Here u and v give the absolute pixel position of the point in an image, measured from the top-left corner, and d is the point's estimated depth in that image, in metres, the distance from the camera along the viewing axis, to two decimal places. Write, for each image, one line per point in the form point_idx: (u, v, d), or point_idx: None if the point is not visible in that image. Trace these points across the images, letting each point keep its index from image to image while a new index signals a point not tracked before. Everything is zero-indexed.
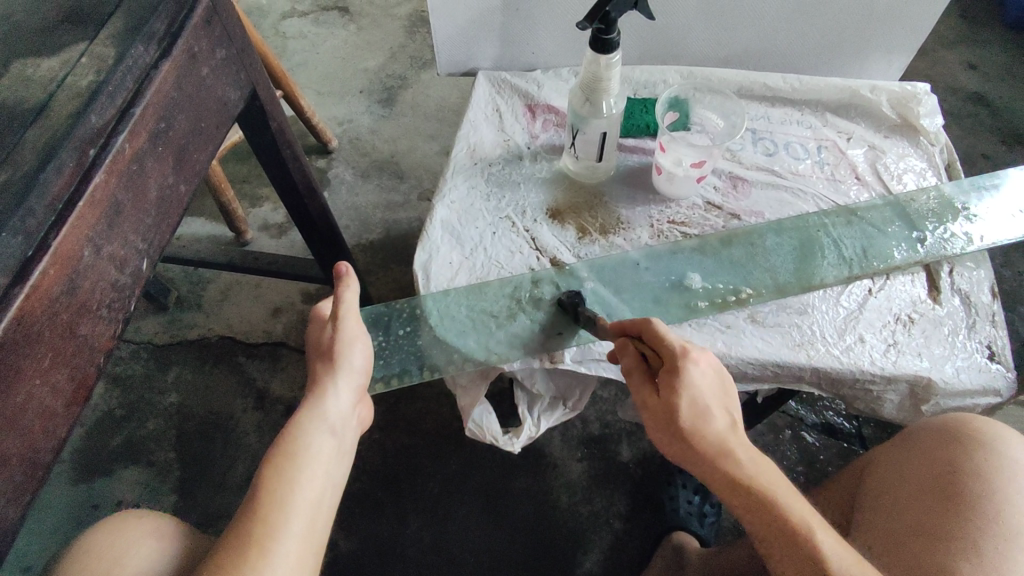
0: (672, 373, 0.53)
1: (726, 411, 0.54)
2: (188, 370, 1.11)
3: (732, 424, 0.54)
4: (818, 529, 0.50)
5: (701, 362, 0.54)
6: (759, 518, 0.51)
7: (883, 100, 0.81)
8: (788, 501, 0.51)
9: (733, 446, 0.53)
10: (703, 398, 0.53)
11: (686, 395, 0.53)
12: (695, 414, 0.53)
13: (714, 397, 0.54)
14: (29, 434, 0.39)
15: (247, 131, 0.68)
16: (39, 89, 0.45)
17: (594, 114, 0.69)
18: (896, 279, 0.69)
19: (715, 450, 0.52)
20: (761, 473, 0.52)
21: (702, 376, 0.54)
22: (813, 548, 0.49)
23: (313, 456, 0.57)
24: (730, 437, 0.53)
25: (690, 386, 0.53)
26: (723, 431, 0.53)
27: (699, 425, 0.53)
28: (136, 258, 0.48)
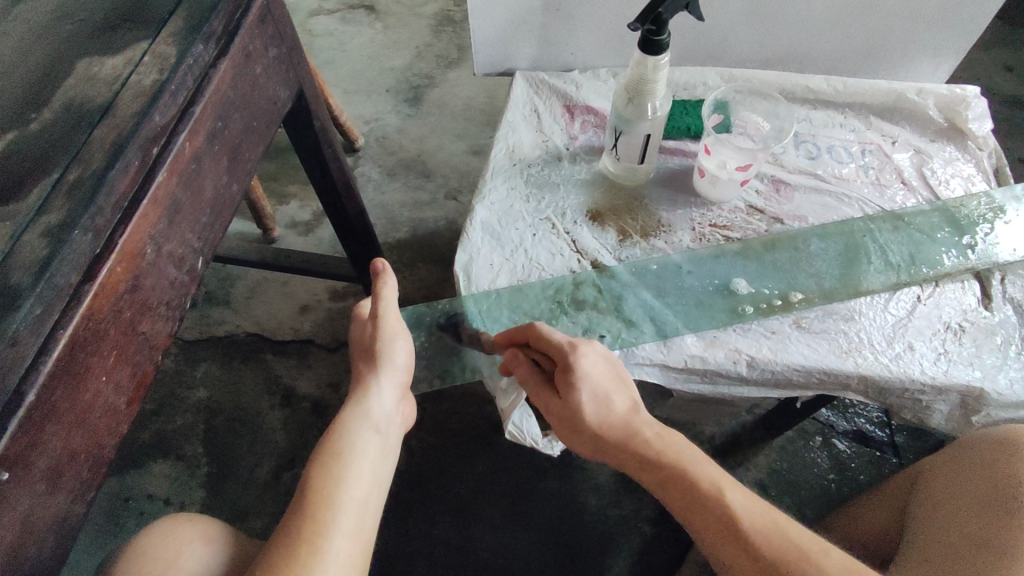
0: (565, 373, 0.58)
1: (627, 397, 0.59)
2: (216, 366, 1.12)
3: (632, 407, 0.60)
4: (728, 490, 0.52)
5: (589, 353, 0.59)
6: (671, 489, 0.55)
7: (930, 103, 0.79)
8: (696, 468, 0.55)
9: (637, 428, 0.58)
10: (599, 390, 0.58)
11: (583, 389, 0.58)
12: (597, 401, 0.58)
13: (610, 384, 0.59)
14: (96, 431, 0.40)
15: (291, 129, 0.68)
16: (103, 86, 0.45)
17: (638, 116, 0.68)
18: (946, 286, 0.68)
19: (619, 435, 0.58)
20: (665, 446, 0.57)
21: (593, 367, 0.58)
22: (724, 508, 0.51)
23: (359, 454, 0.57)
24: (631, 421, 0.59)
25: (583, 380, 0.58)
26: (625, 415, 0.59)
27: (600, 416, 0.59)
28: (192, 257, 0.48)
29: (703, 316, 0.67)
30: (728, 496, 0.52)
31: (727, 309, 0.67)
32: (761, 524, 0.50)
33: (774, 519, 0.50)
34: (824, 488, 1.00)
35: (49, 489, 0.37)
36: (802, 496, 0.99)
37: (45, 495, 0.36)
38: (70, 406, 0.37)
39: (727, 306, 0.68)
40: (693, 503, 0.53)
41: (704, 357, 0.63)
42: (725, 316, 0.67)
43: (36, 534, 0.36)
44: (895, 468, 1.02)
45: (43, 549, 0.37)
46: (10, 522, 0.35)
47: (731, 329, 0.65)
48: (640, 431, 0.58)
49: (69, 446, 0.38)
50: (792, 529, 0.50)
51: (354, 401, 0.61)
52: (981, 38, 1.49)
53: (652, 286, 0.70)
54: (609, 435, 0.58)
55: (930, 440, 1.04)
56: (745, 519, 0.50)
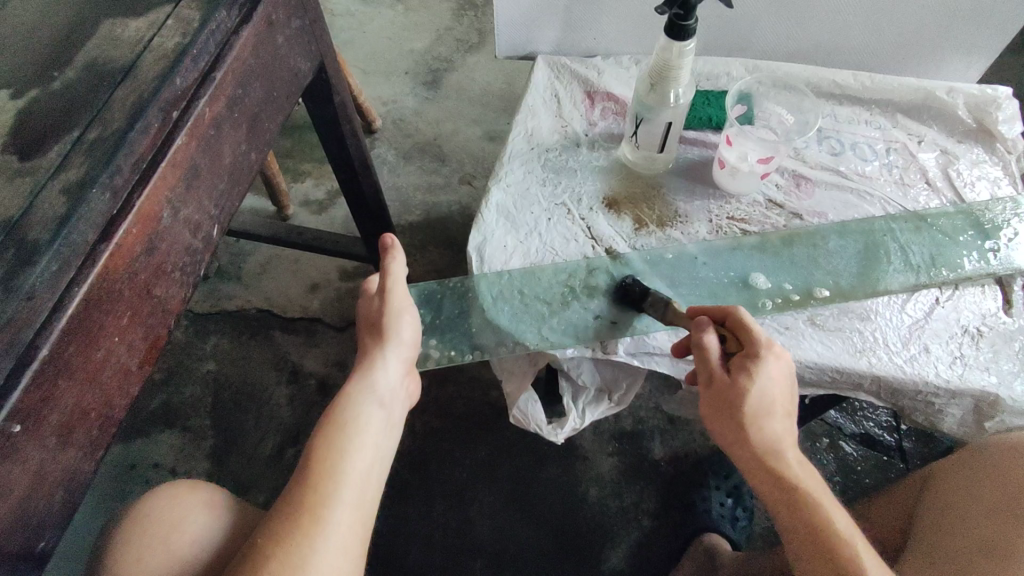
0: (749, 359, 0.55)
1: (786, 414, 0.57)
2: (225, 340, 1.13)
3: (786, 424, 0.57)
4: (862, 547, 0.50)
5: (782, 359, 0.56)
6: (801, 512, 0.52)
7: (960, 102, 0.78)
8: (837, 516, 0.51)
9: (786, 450, 0.55)
10: (769, 391, 0.55)
11: (754, 381, 0.54)
12: (761, 407, 0.55)
13: (781, 398, 0.56)
14: (107, 390, 0.40)
15: (310, 103, 0.68)
16: (127, 46, 0.45)
17: (661, 103, 0.67)
18: (966, 290, 0.66)
19: (766, 445, 0.55)
20: (808, 479, 0.54)
21: (777, 371, 0.55)
22: (855, 557, 0.49)
23: (364, 427, 0.57)
24: (781, 439, 0.56)
25: (762, 374, 0.55)
26: (780, 431, 0.56)
27: (758, 416, 0.55)
28: (207, 224, 0.48)
29: (716, 308, 0.67)
30: (863, 551, 0.49)
31: (741, 302, 0.67)
32: None
33: None
34: (828, 490, 0.99)
35: (61, 445, 0.37)
36: None
37: (57, 451, 0.37)
38: (83, 363, 0.38)
39: (741, 300, 0.67)
40: (829, 547, 0.49)
41: None
42: (740, 309, 0.66)
43: (48, 487, 0.37)
44: (901, 473, 1.01)
45: (53, 503, 0.37)
46: (22, 473, 0.35)
47: None
48: (788, 453, 0.55)
49: (82, 402, 0.38)
50: None
51: (362, 374, 0.61)
52: (1015, 41, 1.45)
53: (667, 276, 0.69)
54: (756, 441, 0.55)
55: (939, 447, 1.03)
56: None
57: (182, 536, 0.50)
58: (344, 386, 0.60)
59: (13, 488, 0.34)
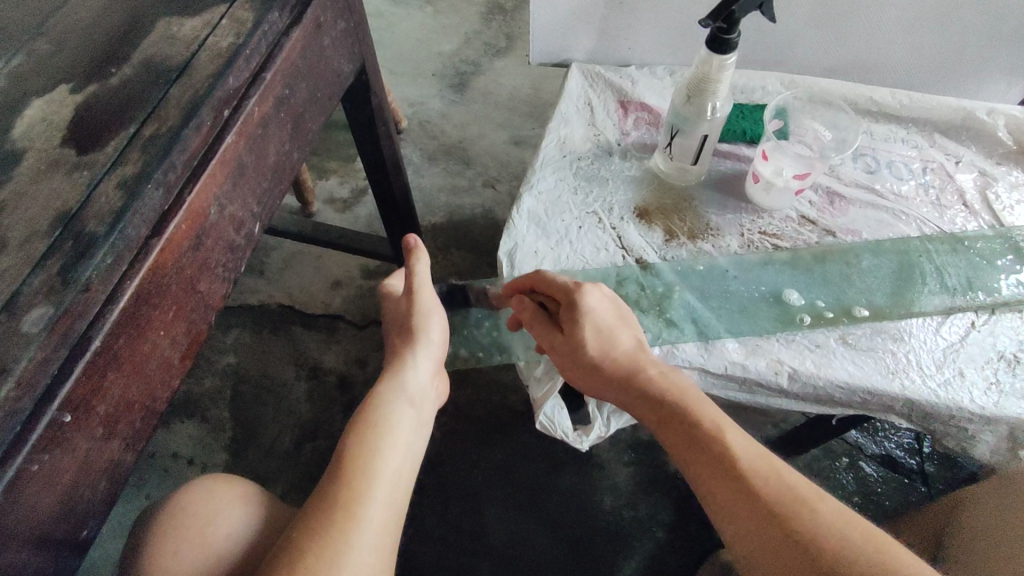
0: (569, 307, 0.61)
1: (631, 334, 0.60)
2: (247, 334, 1.14)
3: (634, 338, 0.60)
4: (728, 431, 0.52)
5: (595, 293, 0.61)
6: (670, 421, 0.54)
7: (1000, 124, 0.77)
8: (699, 407, 0.54)
9: (643, 362, 0.58)
10: (601, 320, 0.60)
11: (584, 319, 0.60)
12: (600, 337, 0.60)
13: (611, 323, 0.60)
14: (151, 383, 0.41)
15: (349, 103, 0.68)
16: (181, 44, 0.46)
17: (697, 115, 0.67)
18: (1003, 315, 0.65)
19: (620, 366, 0.58)
20: (669, 382, 0.56)
21: (597, 304, 0.61)
22: (722, 444, 0.51)
23: (396, 424, 0.58)
24: (637, 352, 0.59)
25: (583, 308, 0.60)
26: (632, 346, 0.59)
27: (604, 347, 0.59)
28: (250, 221, 0.49)
29: (747, 322, 0.66)
30: (730, 438, 0.51)
31: (772, 318, 0.66)
32: (759, 468, 0.49)
33: (772, 465, 0.49)
34: (847, 511, 0.98)
35: (106, 436, 0.38)
36: None
37: (102, 442, 0.37)
38: (129, 357, 0.38)
39: (773, 315, 0.67)
40: (700, 446, 0.51)
41: (746, 364, 0.62)
42: (771, 324, 0.66)
43: (91, 478, 0.37)
44: (922, 497, 1.00)
45: (96, 492, 0.38)
46: (70, 463, 0.35)
47: (775, 340, 0.64)
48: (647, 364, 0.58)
49: (127, 395, 0.39)
50: (787, 475, 0.48)
51: (392, 372, 0.62)
52: None
53: (696, 289, 0.69)
54: (613, 364, 0.58)
55: (961, 472, 1.01)
56: (743, 459, 0.49)
57: (219, 530, 0.51)
58: (376, 383, 0.61)
59: (61, 477, 0.35)
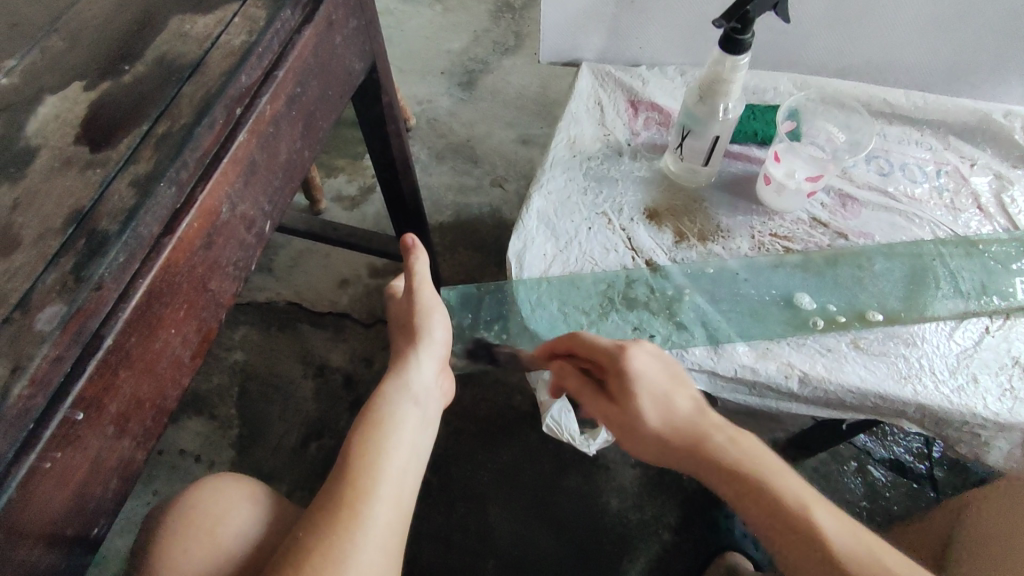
0: (617, 373, 0.58)
1: (689, 395, 0.57)
2: (254, 331, 1.14)
3: (693, 399, 0.57)
4: (815, 508, 0.48)
5: (640, 353, 0.58)
6: (745, 496, 0.51)
7: (1017, 126, 0.76)
8: (778, 480, 0.50)
9: (707, 429, 0.55)
10: (653, 385, 0.57)
11: (635, 387, 0.57)
12: (657, 403, 0.57)
13: (665, 384, 0.57)
14: (162, 381, 0.41)
15: (359, 101, 0.68)
16: (194, 42, 0.46)
17: (709, 116, 0.67)
18: (1019, 320, 0.64)
19: (682, 435, 0.56)
20: (741, 451, 0.53)
21: (645, 366, 0.57)
22: (807, 523, 0.47)
23: (400, 424, 0.57)
24: (698, 416, 0.56)
25: (631, 376, 0.57)
26: (693, 410, 0.56)
27: (662, 418, 0.56)
28: (261, 220, 0.48)
29: (757, 325, 0.66)
30: (818, 517, 0.48)
31: (783, 321, 0.66)
32: (855, 550, 0.45)
33: (867, 543, 0.46)
34: (854, 515, 0.97)
35: (117, 433, 0.38)
36: None
37: (114, 439, 0.38)
38: (141, 354, 0.38)
39: (783, 319, 0.66)
40: (785, 526, 0.48)
41: (756, 368, 0.61)
42: (781, 327, 0.65)
43: (102, 476, 0.37)
44: (932, 502, 0.99)
45: (107, 489, 0.38)
46: (82, 460, 0.35)
47: (786, 343, 0.64)
48: (712, 431, 0.55)
49: (139, 392, 0.39)
50: (884, 556, 0.45)
51: (396, 374, 0.62)
52: None
53: (707, 292, 0.68)
54: (675, 433, 0.56)
55: (971, 477, 1.01)
56: (835, 540, 0.46)
57: (227, 530, 0.51)
58: (381, 385, 0.61)
59: (73, 474, 0.35)
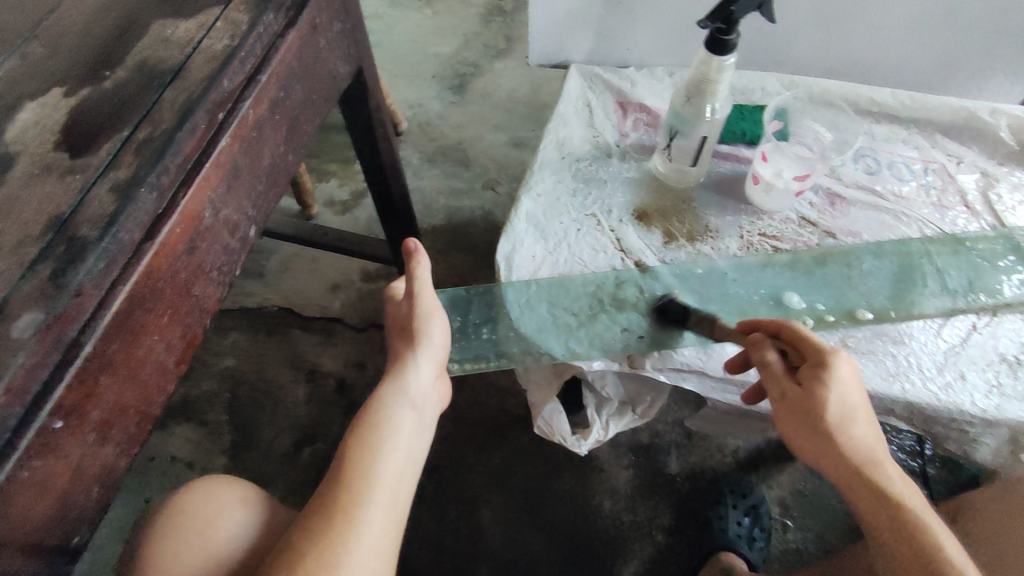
0: (819, 368, 0.52)
1: (872, 425, 0.53)
2: (245, 337, 1.14)
3: (874, 430, 0.53)
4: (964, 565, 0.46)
5: (849, 363, 0.53)
6: (895, 531, 0.49)
7: (1002, 124, 0.76)
8: (935, 529, 0.48)
9: (880, 459, 0.52)
10: (847, 398, 0.52)
11: (832, 387, 0.52)
12: (846, 412, 0.52)
13: (858, 402, 0.53)
14: (146, 387, 0.40)
15: (346, 105, 0.68)
16: (175, 46, 0.45)
17: (696, 116, 0.67)
18: (1005, 317, 0.65)
19: (853, 452, 0.52)
20: (904, 490, 0.51)
21: (850, 376, 0.52)
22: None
23: (396, 428, 0.57)
24: (875, 448, 0.53)
25: (835, 377, 0.52)
26: (872, 438, 0.53)
27: (846, 424, 0.52)
28: (245, 224, 0.48)
29: None
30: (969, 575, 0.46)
31: (772, 320, 0.66)
32: None
33: None
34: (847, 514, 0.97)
35: (100, 440, 0.37)
36: (822, 520, 0.97)
37: (96, 447, 0.37)
38: (124, 361, 0.38)
39: (772, 318, 0.66)
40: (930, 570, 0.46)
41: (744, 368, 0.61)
42: None
43: (84, 485, 0.37)
44: (924, 500, 0.99)
45: (89, 497, 0.38)
46: (63, 469, 0.35)
47: None
48: (883, 463, 0.52)
49: (122, 399, 0.38)
50: None
51: (394, 378, 0.61)
52: None
53: (696, 292, 0.68)
54: (850, 449, 0.52)
55: (963, 474, 1.01)
56: None
57: (216, 533, 0.51)
58: (379, 389, 0.60)
59: (53, 483, 0.35)
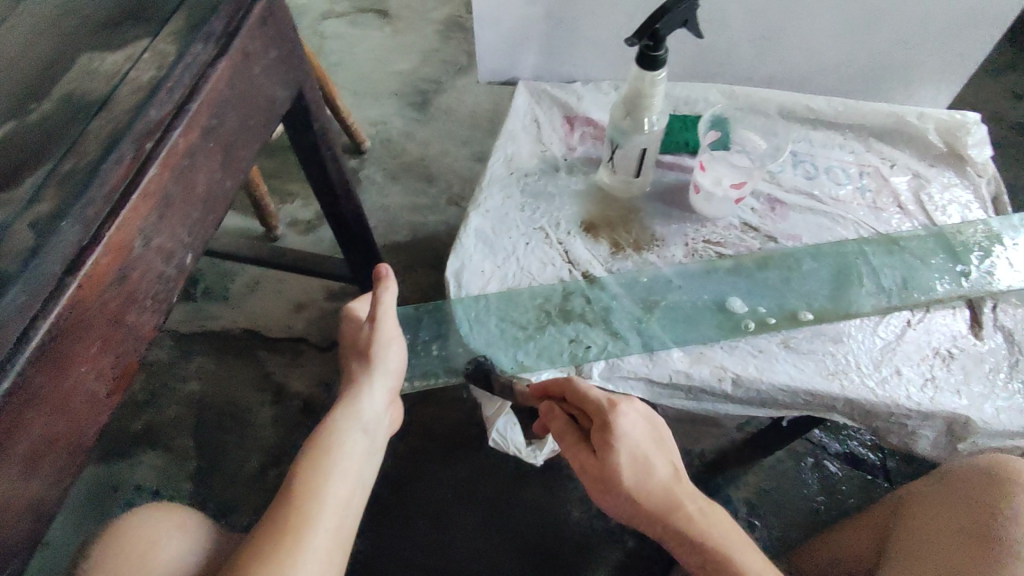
0: (603, 426, 0.57)
1: (669, 466, 0.56)
2: (210, 360, 1.13)
3: (670, 469, 0.57)
4: None
5: (630, 413, 0.58)
6: (706, 569, 0.51)
7: (931, 128, 0.79)
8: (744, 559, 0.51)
9: (680, 500, 0.54)
10: (633, 447, 0.56)
11: (615, 442, 0.56)
12: (636, 461, 0.56)
13: (650, 448, 0.57)
14: (76, 418, 0.40)
15: (291, 128, 0.69)
16: (103, 81, 0.47)
17: (635, 129, 0.69)
18: (937, 313, 0.68)
19: (653, 499, 0.54)
20: (713, 525, 0.53)
21: (632, 425, 0.57)
22: None
23: (347, 453, 0.57)
24: (670, 488, 0.55)
25: (618, 432, 0.56)
26: (668, 478, 0.56)
27: (637, 474, 0.55)
28: (181, 251, 0.49)
29: (692, 330, 0.67)
30: None
31: (715, 324, 0.68)
32: None
33: None
34: (813, 510, 0.99)
35: (27, 474, 0.37)
36: (788, 519, 0.99)
37: (21, 481, 0.37)
38: (50, 393, 0.38)
39: (717, 322, 0.68)
40: None
41: (689, 373, 0.63)
42: (714, 331, 0.67)
43: (8, 521, 0.37)
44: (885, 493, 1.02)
45: (16, 532, 0.38)
46: None
47: (718, 347, 0.65)
48: (685, 501, 0.54)
49: (51, 432, 0.38)
50: None
51: (350, 403, 0.62)
52: (978, 72, 1.53)
53: (642, 300, 0.70)
54: (643, 498, 0.55)
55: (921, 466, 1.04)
56: None
57: (154, 559, 0.50)
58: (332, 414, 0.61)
59: None
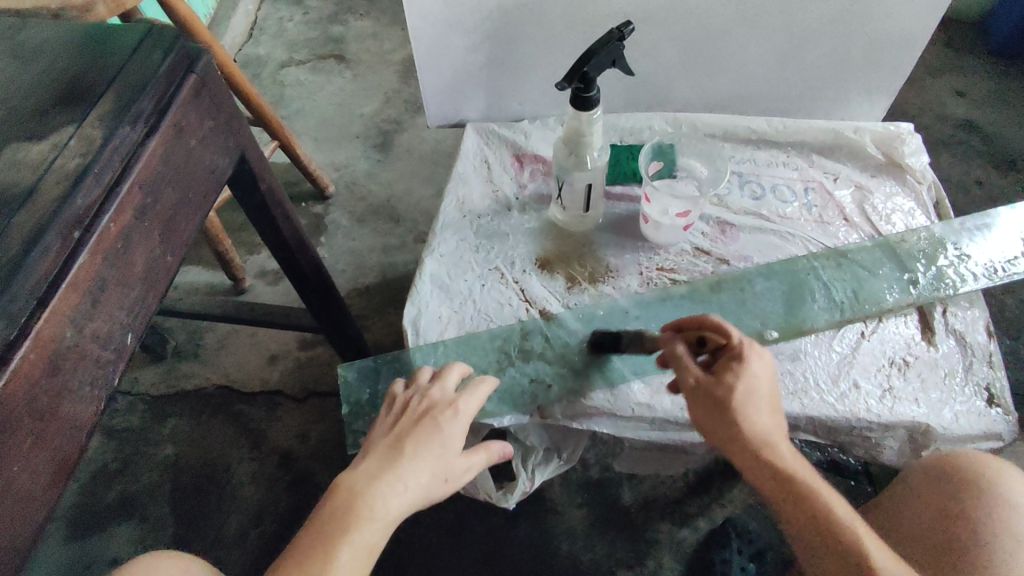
0: (733, 359, 0.55)
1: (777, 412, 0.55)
2: (185, 421, 1.11)
3: (777, 420, 0.55)
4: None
5: (763, 359, 0.56)
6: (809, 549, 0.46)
7: (867, 140, 0.82)
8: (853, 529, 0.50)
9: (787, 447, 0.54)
10: (760, 389, 0.54)
11: (743, 378, 0.54)
12: (750, 398, 0.54)
13: (768, 396, 0.55)
14: (9, 520, 0.40)
15: (238, 191, 0.69)
16: (29, 173, 0.47)
17: (578, 166, 0.70)
18: (889, 321, 0.69)
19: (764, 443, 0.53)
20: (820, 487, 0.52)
21: (762, 369, 0.55)
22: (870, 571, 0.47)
23: (374, 523, 0.47)
24: (774, 433, 0.54)
25: (748, 371, 0.54)
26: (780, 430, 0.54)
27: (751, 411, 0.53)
28: (121, 333, 0.48)
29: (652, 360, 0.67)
30: None
31: None
32: None
33: None
34: None
35: None
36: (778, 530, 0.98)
37: None
38: None
39: None
40: None
41: (651, 404, 0.64)
42: None
43: None
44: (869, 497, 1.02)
45: None
46: None
47: None
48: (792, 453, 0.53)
49: None
50: None
51: (433, 451, 0.52)
52: (918, 73, 1.59)
53: None
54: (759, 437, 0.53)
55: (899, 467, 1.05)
56: None
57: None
58: (403, 450, 0.51)
59: None
